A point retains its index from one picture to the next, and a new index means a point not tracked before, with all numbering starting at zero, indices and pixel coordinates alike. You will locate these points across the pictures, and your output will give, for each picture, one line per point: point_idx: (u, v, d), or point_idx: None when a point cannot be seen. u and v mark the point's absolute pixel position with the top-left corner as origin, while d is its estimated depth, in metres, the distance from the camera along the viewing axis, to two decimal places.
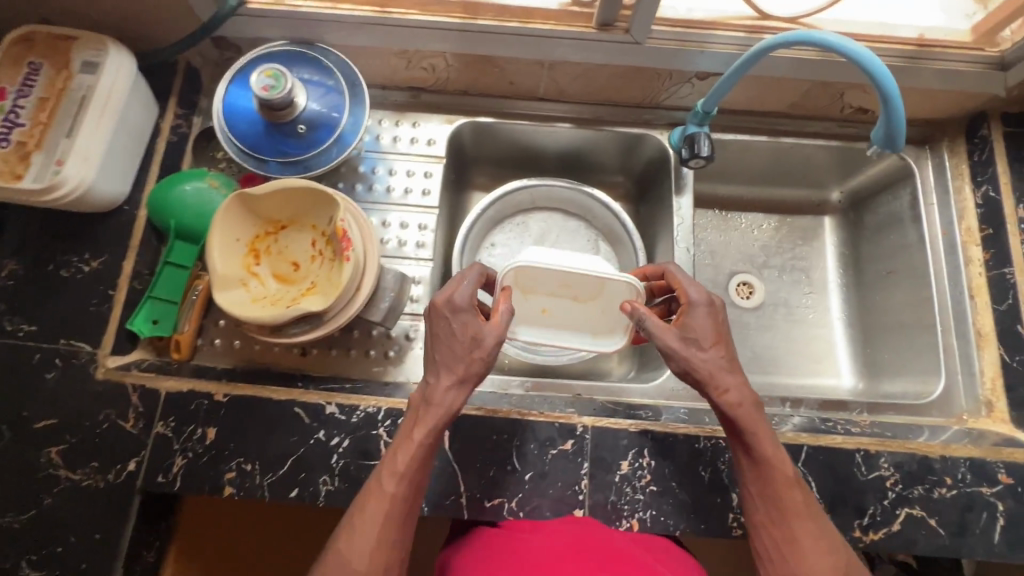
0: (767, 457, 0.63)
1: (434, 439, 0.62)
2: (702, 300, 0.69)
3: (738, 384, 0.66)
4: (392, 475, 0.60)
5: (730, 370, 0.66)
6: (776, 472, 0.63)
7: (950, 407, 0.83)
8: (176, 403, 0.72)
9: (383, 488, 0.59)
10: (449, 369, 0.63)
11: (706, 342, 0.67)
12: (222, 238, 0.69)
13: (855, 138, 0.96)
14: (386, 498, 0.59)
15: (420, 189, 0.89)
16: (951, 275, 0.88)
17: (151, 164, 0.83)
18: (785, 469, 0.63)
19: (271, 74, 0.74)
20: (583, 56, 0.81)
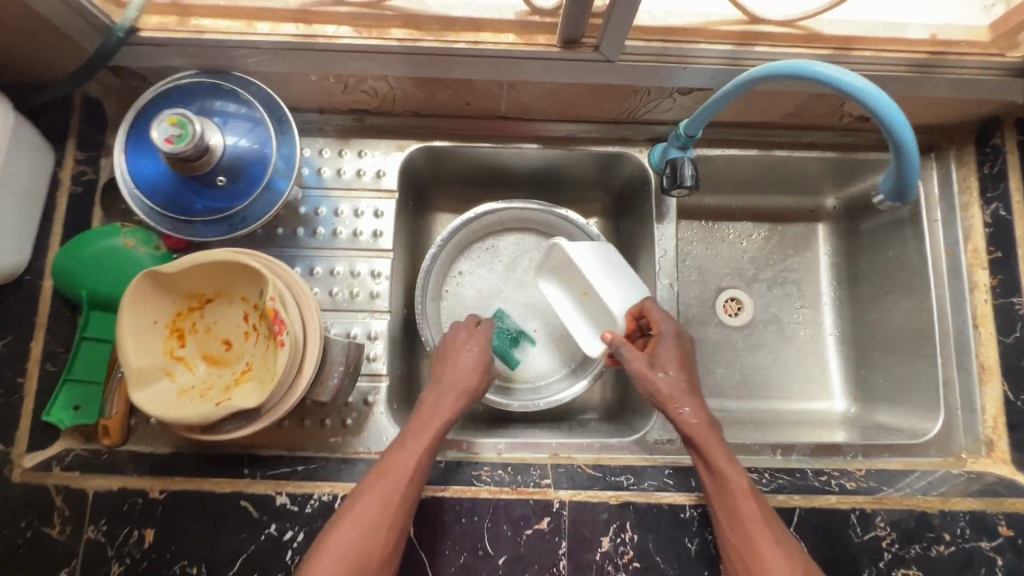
0: (723, 470, 0.63)
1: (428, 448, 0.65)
2: (672, 340, 0.72)
3: (696, 407, 0.68)
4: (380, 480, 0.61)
5: (688, 393, 0.69)
6: (732, 486, 0.62)
7: (948, 446, 0.79)
8: (106, 504, 0.65)
9: (368, 494, 0.60)
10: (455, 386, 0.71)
11: (668, 365, 0.70)
12: (134, 322, 0.59)
13: (854, 148, 0.87)
14: (369, 501, 0.59)
15: (371, 230, 0.80)
16: (954, 301, 0.82)
17: (55, 222, 0.72)
18: (740, 479, 0.63)
19: (175, 121, 0.61)
20: (546, 76, 0.70)
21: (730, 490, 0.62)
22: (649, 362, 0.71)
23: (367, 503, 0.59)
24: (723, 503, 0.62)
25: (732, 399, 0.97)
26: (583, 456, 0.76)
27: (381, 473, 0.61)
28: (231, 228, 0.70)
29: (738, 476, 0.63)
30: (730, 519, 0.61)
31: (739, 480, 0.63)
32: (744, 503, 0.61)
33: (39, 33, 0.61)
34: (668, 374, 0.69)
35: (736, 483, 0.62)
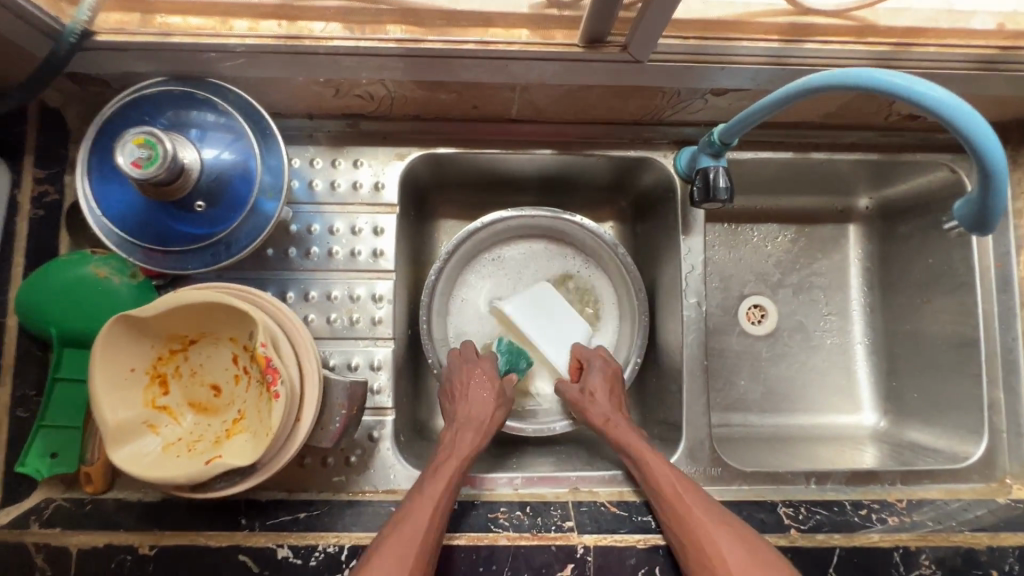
0: (651, 464, 0.67)
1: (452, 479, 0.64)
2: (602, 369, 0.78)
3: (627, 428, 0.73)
4: (415, 512, 0.59)
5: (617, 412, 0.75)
6: (666, 478, 0.65)
7: (992, 471, 0.74)
8: (93, 563, 0.59)
9: (403, 528, 0.58)
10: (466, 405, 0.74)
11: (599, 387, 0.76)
12: (105, 376, 0.53)
13: (898, 147, 0.80)
14: (405, 535, 0.57)
15: (370, 249, 0.72)
16: (1003, 317, 0.76)
17: (16, 251, 0.64)
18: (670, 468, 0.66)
19: (142, 141, 0.53)
20: (565, 78, 0.62)
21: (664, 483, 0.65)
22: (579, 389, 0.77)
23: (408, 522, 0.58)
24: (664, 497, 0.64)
25: (755, 413, 0.92)
26: (605, 491, 0.71)
27: (413, 508, 0.60)
28: (215, 259, 0.63)
29: (664, 472, 0.66)
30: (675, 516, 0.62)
31: (665, 470, 0.66)
32: (682, 491, 0.63)
33: None
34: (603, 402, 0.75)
35: (666, 474, 0.65)
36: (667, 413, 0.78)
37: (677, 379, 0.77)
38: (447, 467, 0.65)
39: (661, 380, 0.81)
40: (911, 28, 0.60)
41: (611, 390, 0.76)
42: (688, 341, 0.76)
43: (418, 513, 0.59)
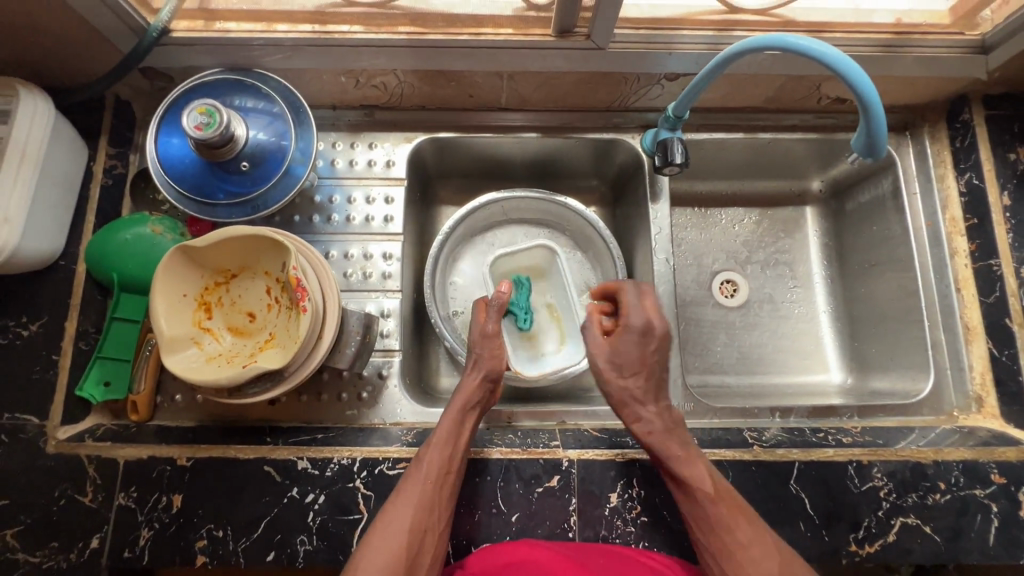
0: (700, 492, 0.64)
1: (456, 436, 0.68)
2: (639, 305, 0.72)
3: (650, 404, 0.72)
4: (419, 471, 0.64)
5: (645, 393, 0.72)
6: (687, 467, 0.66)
7: (940, 404, 0.83)
8: (137, 472, 0.68)
9: (407, 489, 0.63)
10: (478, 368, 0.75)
11: (630, 346, 0.71)
12: (164, 296, 0.63)
13: (833, 129, 0.93)
14: (408, 496, 0.62)
15: (382, 215, 0.85)
16: (938, 268, 0.86)
17: (88, 212, 0.77)
18: (729, 504, 0.63)
19: (204, 110, 0.67)
20: (543, 65, 0.76)
21: (715, 521, 0.62)
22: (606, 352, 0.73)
23: (407, 494, 0.62)
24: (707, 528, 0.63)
25: (732, 375, 0.98)
26: (588, 423, 0.80)
27: (416, 468, 0.64)
28: (254, 210, 0.75)
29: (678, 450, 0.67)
30: (719, 547, 0.62)
31: (723, 510, 0.63)
32: (740, 532, 0.61)
33: (82, 34, 0.67)
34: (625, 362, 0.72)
35: (718, 511, 0.63)
36: None
37: None
38: (448, 426, 0.68)
39: None
40: (821, 21, 0.75)
41: (648, 337, 0.71)
42: (659, 293, 0.87)
43: (420, 475, 0.63)
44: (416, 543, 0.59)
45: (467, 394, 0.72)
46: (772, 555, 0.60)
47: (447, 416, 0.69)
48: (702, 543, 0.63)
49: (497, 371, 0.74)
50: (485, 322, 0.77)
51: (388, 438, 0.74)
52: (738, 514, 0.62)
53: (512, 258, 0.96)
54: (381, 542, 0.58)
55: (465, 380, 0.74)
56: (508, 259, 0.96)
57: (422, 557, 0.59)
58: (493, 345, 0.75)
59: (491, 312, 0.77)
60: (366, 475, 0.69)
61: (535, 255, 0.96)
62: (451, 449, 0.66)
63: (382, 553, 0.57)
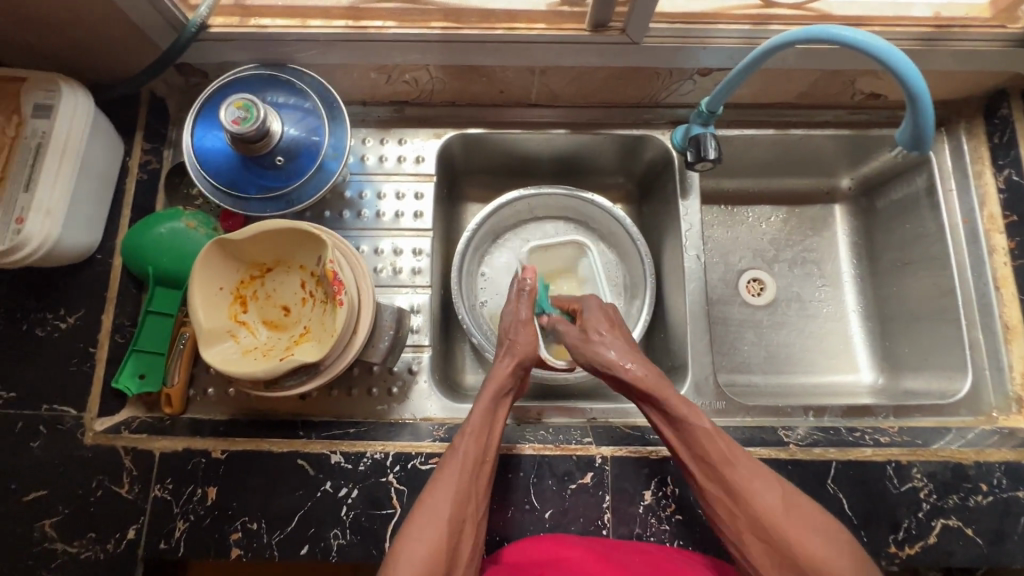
0: (731, 465, 0.60)
1: (490, 425, 0.66)
2: (597, 307, 0.79)
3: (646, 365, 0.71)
4: (456, 461, 0.61)
5: (632, 352, 0.73)
6: (707, 437, 0.63)
7: (978, 405, 0.81)
8: (173, 464, 0.68)
9: (443, 478, 0.60)
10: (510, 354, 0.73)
11: (607, 335, 0.74)
12: (202, 289, 0.64)
13: (866, 125, 0.92)
14: (446, 486, 0.59)
15: (412, 211, 0.85)
16: (975, 266, 0.84)
17: (123, 206, 0.77)
18: (765, 474, 0.60)
19: (241, 105, 0.67)
20: (576, 60, 0.75)
21: (755, 496, 0.58)
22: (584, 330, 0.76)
23: (445, 485, 0.59)
24: (750, 506, 0.58)
25: (760, 374, 0.97)
26: (619, 420, 0.79)
27: (452, 458, 0.62)
28: (288, 205, 0.75)
29: (699, 417, 0.64)
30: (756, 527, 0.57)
31: (758, 480, 0.59)
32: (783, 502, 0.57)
33: (123, 30, 0.68)
34: (615, 350, 0.72)
35: (753, 482, 0.59)
36: (673, 359, 0.88)
37: (682, 325, 0.86)
38: (482, 415, 0.66)
39: (668, 333, 0.91)
40: (859, 15, 0.74)
41: (617, 330, 0.76)
42: (689, 291, 0.86)
43: (457, 462, 0.61)
44: (456, 535, 0.57)
45: (499, 382, 0.70)
46: (818, 524, 0.56)
47: (481, 404, 0.67)
48: (744, 525, 0.58)
49: (527, 358, 0.74)
50: (517, 309, 0.78)
51: (418, 433, 0.73)
52: (772, 484, 0.59)
53: (545, 253, 0.97)
54: (421, 533, 0.55)
55: (495, 368, 0.72)
56: (541, 254, 0.97)
57: (460, 549, 0.57)
58: (529, 331, 0.76)
59: (521, 298, 0.79)
60: (399, 470, 0.69)
61: (564, 254, 0.97)
62: (486, 438, 0.64)
63: (423, 545, 0.54)
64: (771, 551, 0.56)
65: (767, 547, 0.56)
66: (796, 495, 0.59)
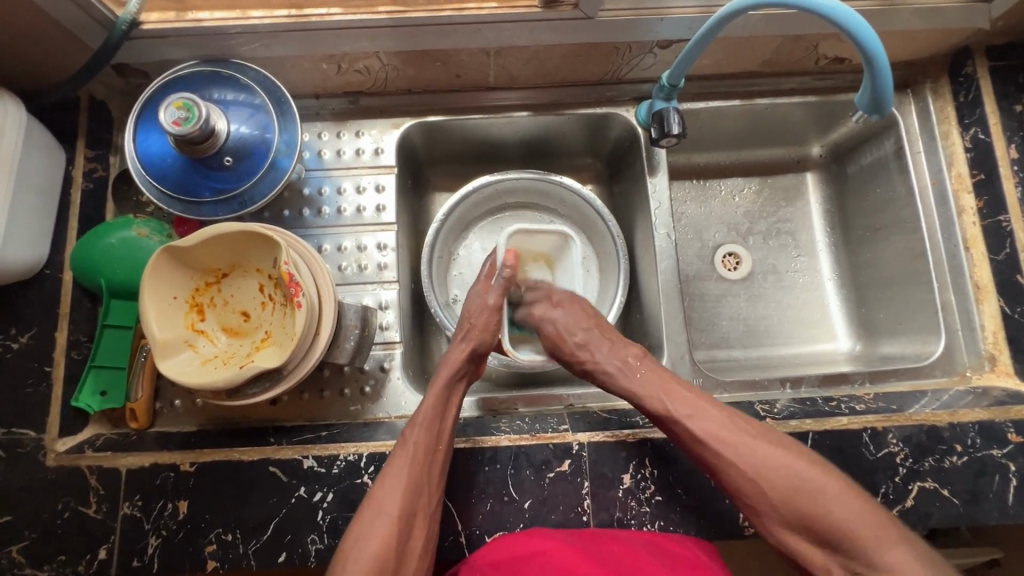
0: (729, 447, 0.63)
1: (441, 415, 0.67)
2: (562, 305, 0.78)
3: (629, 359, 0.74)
4: (405, 455, 0.63)
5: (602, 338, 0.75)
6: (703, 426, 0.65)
7: (952, 365, 0.82)
8: (141, 479, 0.66)
9: (394, 470, 0.62)
10: (466, 340, 0.74)
11: (577, 327, 0.76)
12: (155, 300, 0.61)
13: (831, 90, 0.91)
14: (396, 480, 0.61)
15: (374, 205, 0.83)
16: (944, 228, 0.84)
17: (70, 218, 0.75)
18: (744, 437, 0.63)
19: (181, 104, 0.64)
20: (530, 39, 0.73)
21: (761, 469, 0.61)
22: (557, 328, 0.76)
23: (393, 476, 0.62)
24: (737, 478, 0.62)
25: (739, 349, 0.96)
26: (597, 405, 0.79)
27: (403, 449, 0.63)
28: (240, 206, 0.73)
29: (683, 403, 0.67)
30: (780, 507, 0.60)
31: (760, 453, 0.62)
32: (760, 466, 0.61)
33: (48, 32, 0.64)
34: (587, 340, 0.75)
35: (755, 454, 0.62)
36: (650, 339, 0.87)
37: (657, 304, 0.86)
38: (432, 404, 0.67)
39: (643, 313, 0.90)
40: None
41: (587, 318, 0.77)
42: (662, 269, 0.85)
43: (407, 456, 0.63)
44: (405, 532, 0.59)
45: (451, 368, 0.71)
46: (824, 485, 0.59)
47: (432, 393, 0.68)
48: (761, 501, 0.61)
49: (484, 343, 0.74)
50: (487, 294, 0.77)
51: (394, 431, 0.72)
52: (772, 451, 0.62)
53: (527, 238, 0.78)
54: (370, 528, 0.59)
55: (449, 353, 0.73)
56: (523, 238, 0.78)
57: (413, 540, 0.60)
58: (491, 319, 0.74)
59: (492, 287, 0.76)
60: (373, 470, 0.67)
61: (549, 240, 0.79)
62: (437, 427, 0.66)
63: (373, 540, 0.58)
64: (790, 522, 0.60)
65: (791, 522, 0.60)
66: (775, 448, 0.63)
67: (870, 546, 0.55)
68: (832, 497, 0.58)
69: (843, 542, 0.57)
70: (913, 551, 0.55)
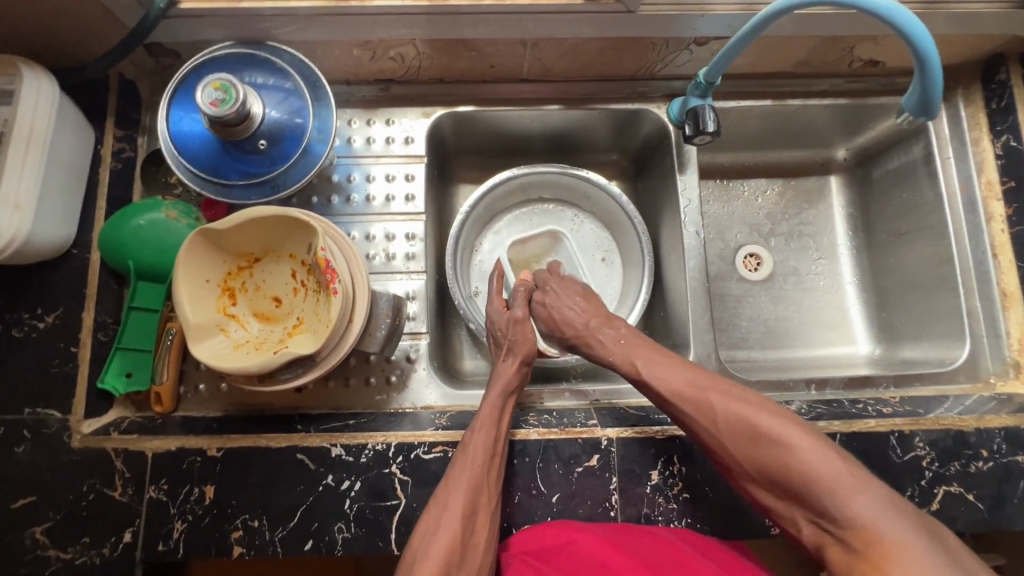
0: (687, 399, 0.64)
1: (499, 417, 0.68)
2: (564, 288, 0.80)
3: (609, 327, 0.75)
4: (466, 455, 0.63)
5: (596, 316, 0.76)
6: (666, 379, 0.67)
7: (976, 372, 0.82)
8: (167, 463, 0.66)
9: (456, 473, 0.62)
10: (513, 353, 0.75)
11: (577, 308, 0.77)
12: (189, 286, 0.61)
13: (861, 93, 0.91)
14: (458, 482, 0.61)
15: (403, 194, 0.82)
16: (973, 234, 0.84)
17: (98, 198, 0.74)
18: (701, 392, 0.63)
19: (219, 85, 0.63)
20: (569, 31, 0.73)
21: (720, 417, 0.61)
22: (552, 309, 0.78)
23: (456, 478, 0.62)
24: (703, 435, 0.63)
25: (759, 349, 0.96)
26: (623, 402, 0.79)
27: (462, 453, 0.64)
28: (273, 190, 0.72)
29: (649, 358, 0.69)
30: (742, 459, 0.59)
31: (719, 402, 0.62)
32: (720, 419, 0.61)
33: (86, 8, 0.63)
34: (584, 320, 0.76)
35: (715, 402, 0.62)
36: (674, 337, 0.87)
37: (683, 302, 0.86)
38: (489, 408, 0.68)
39: (668, 311, 0.90)
40: None
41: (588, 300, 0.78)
42: (690, 267, 0.85)
43: (467, 458, 0.63)
44: (470, 524, 0.60)
45: (505, 378, 0.72)
46: (787, 433, 0.57)
47: (489, 400, 0.69)
48: (728, 454, 0.60)
49: (528, 355, 0.75)
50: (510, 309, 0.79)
51: (419, 422, 0.72)
52: (733, 400, 0.62)
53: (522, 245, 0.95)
54: (437, 528, 0.59)
55: (500, 366, 0.74)
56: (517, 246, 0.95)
57: (478, 534, 0.60)
58: (525, 331, 0.77)
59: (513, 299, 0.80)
60: (402, 460, 0.67)
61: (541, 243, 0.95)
62: (495, 432, 0.66)
63: (440, 538, 0.57)
64: (758, 478, 0.58)
65: (760, 478, 0.58)
66: (740, 401, 0.61)
67: (830, 496, 0.52)
68: (789, 445, 0.56)
69: (806, 495, 0.54)
70: (881, 500, 0.51)
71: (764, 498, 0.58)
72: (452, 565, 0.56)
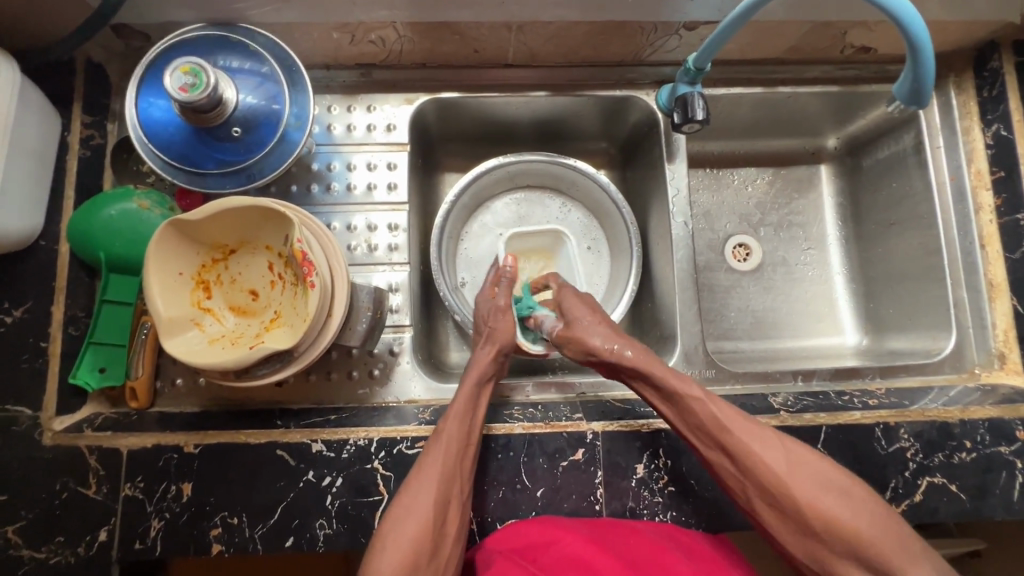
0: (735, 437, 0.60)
1: (474, 408, 0.66)
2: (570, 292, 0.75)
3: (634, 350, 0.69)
4: (439, 445, 0.62)
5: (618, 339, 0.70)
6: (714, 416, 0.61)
7: (961, 362, 0.82)
8: (143, 459, 0.64)
9: (428, 461, 0.61)
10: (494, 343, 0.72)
11: (590, 320, 0.71)
12: (159, 275, 0.59)
13: (853, 81, 0.89)
14: (430, 470, 0.60)
15: (385, 183, 0.80)
16: (961, 224, 0.84)
17: (66, 188, 0.71)
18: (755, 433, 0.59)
19: (188, 70, 0.60)
20: (556, 14, 0.71)
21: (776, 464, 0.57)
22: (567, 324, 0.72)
23: (430, 466, 0.60)
24: (756, 478, 0.58)
25: (747, 341, 0.95)
26: (611, 395, 0.78)
27: (436, 441, 0.62)
28: (249, 179, 0.69)
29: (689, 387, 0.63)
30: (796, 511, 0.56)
31: (771, 447, 0.59)
32: (778, 466, 0.57)
33: None
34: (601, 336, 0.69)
35: (767, 445, 0.59)
36: (662, 329, 0.86)
37: (671, 293, 0.85)
38: (465, 397, 0.66)
39: (656, 303, 0.89)
40: None
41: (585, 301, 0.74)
42: (678, 258, 0.84)
43: (440, 446, 0.62)
44: (442, 513, 0.58)
45: (482, 366, 0.70)
46: (840, 488, 0.56)
47: (464, 389, 0.67)
48: (780, 505, 0.57)
49: (509, 345, 0.73)
50: (494, 298, 0.77)
51: (402, 416, 0.71)
52: (781, 447, 0.59)
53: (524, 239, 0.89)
54: (405, 514, 0.57)
55: (476, 354, 0.72)
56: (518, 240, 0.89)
57: (449, 524, 0.59)
58: (508, 318, 0.74)
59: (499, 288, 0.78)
60: (384, 456, 0.66)
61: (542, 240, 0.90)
62: (469, 421, 0.65)
63: (410, 525, 0.56)
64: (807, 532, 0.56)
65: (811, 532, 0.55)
66: (794, 446, 0.59)
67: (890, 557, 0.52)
68: (844, 499, 0.55)
69: (864, 554, 0.53)
70: (926, 562, 0.53)
71: (809, 552, 0.56)
72: (421, 556, 0.55)
